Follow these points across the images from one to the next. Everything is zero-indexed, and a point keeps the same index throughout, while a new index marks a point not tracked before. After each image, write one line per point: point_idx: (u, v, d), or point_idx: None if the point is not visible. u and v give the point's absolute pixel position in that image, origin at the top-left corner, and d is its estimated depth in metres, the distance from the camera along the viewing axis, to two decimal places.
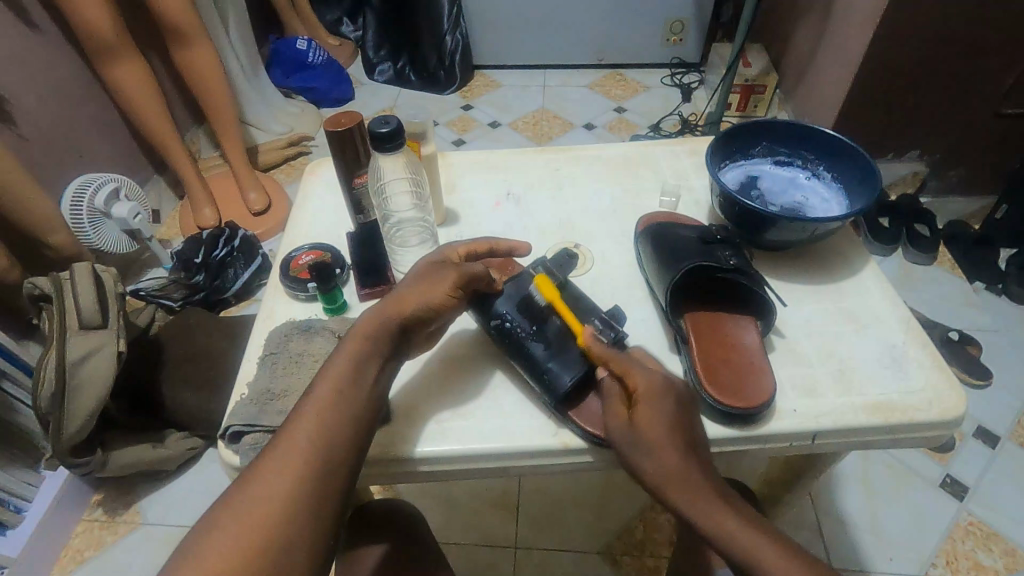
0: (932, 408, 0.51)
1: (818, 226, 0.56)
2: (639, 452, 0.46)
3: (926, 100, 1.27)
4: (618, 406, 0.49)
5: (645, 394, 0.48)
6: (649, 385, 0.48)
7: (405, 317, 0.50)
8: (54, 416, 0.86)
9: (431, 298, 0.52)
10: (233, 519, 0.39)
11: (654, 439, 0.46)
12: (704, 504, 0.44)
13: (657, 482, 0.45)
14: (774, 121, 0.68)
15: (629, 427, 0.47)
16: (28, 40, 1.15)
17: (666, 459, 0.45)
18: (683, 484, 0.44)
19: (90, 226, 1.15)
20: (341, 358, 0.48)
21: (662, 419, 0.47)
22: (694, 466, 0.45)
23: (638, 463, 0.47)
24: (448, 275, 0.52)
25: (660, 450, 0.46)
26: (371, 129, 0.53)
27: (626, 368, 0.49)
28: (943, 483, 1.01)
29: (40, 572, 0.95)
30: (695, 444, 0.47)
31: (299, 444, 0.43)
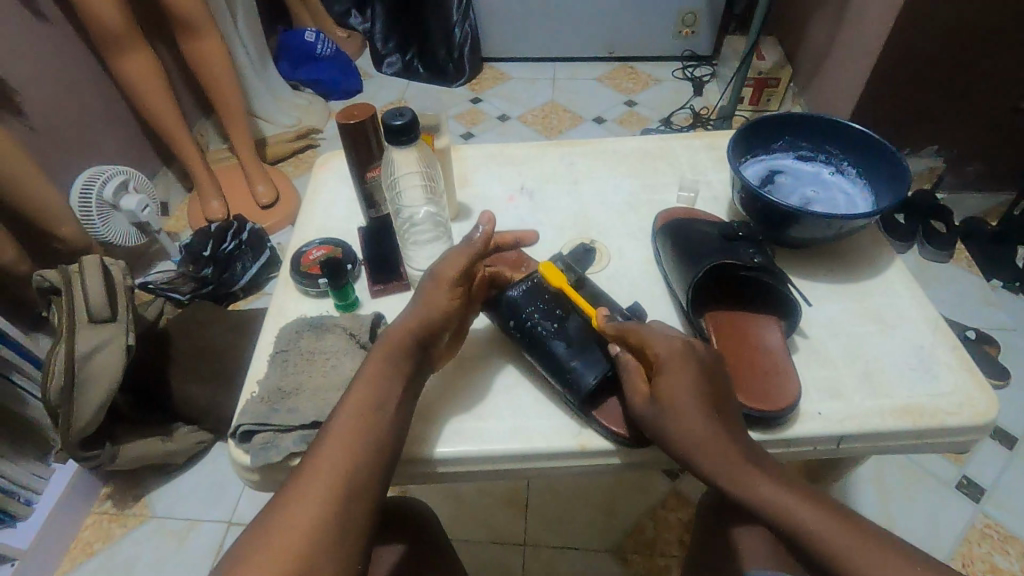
0: (962, 412, 0.50)
1: (843, 223, 0.55)
2: (665, 419, 0.45)
3: (945, 95, 1.24)
4: (639, 378, 0.49)
5: (665, 363, 0.46)
6: (669, 348, 0.47)
7: (419, 322, 0.50)
8: (64, 410, 0.86)
9: (439, 300, 0.51)
10: (259, 551, 0.39)
11: (677, 404, 0.45)
12: (736, 470, 0.43)
13: (691, 447, 0.45)
14: (797, 114, 0.67)
15: (651, 400, 0.47)
16: (37, 32, 1.14)
17: (699, 427, 0.44)
18: (717, 446, 0.44)
19: (99, 218, 1.14)
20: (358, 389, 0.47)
21: (682, 383, 0.46)
22: (723, 430, 0.45)
23: (663, 435, 0.46)
24: (450, 268, 0.51)
25: (689, 418, 0.45)
26: (384, 121, 0.52)
27: (643, 337, 0.48)
28: (959, 484, 0.99)
29: (50, 563, 0.96)
30: (719, 396, 0.46)
31: (323, 471, 0.42)
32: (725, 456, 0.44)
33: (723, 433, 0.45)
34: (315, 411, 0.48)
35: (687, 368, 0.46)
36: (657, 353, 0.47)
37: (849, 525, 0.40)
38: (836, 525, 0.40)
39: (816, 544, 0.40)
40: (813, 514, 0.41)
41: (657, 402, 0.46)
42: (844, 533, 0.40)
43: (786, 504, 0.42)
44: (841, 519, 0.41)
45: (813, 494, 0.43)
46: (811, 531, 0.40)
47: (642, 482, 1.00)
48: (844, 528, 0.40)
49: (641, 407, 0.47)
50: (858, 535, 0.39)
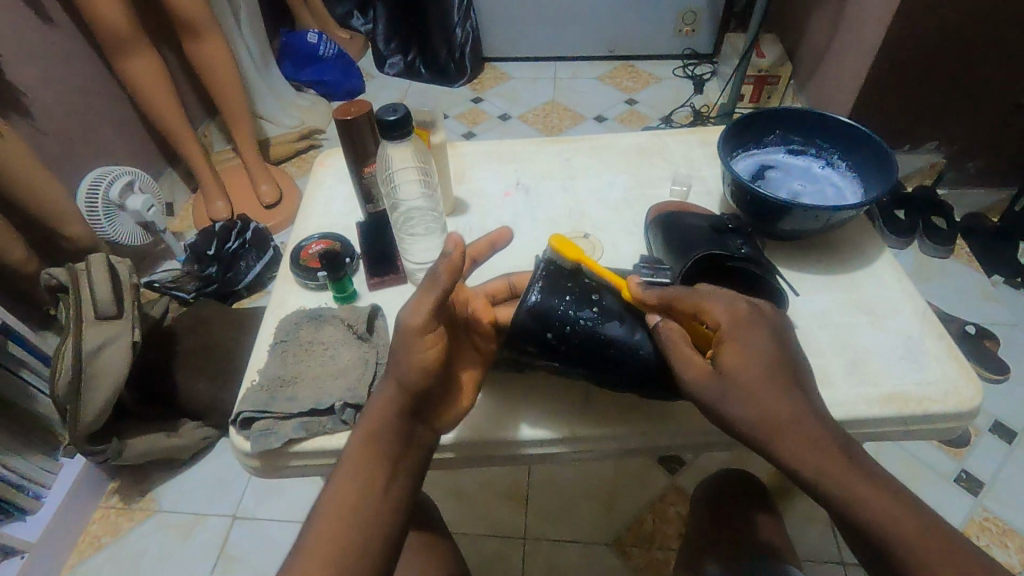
0: (948, 399, 0.51)
1: (831, 215, 0.56)
2: (728, 394, 0.42)
3: (944, 90, 1.25)
4: (689, 351, 0.45)
5: (728, 333, 0.43)
6: (729, 314, 0.44)
7: (398, 378, 0.44)
8: (71, 405, 0.88)
9: (415, 353, 0.43)
10: (299, 557, 0.38)
11: (745, 375, 0.42)
12: (821, 454, 0.39)
13: (758, 426, 0.41)
14: (789, 109, 0.67)
15: (714, 372, 0.43)
16: (44, 35, 1.16)
17: (770, 402, 0.41)
18: (791, 426, 0.40)
19: (105, 217, 1.16)
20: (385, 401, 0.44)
21: (751, 353, 0.42)
22: (802, 409, 0.41)
23: (723, 410, 0.42)
24: (415, 318, 0.43)
25: (760, 392, 0.41)
26: (379, 117, 0.53)
27: (700, 304, 0.45)
28: (958, 478, 0.99)
29: (59, 556, 0.97)
30: (790, 370, 0.42)
31: (355, 478, 0.41)
32: (801, 438, 0.40)
33: (800, 412, 0.41)
34: (312, 399, 0.49)
35: (756, 330, 0.44)
36: (718, 321, 0.44)
37: (918, 521, 0.38)
38: (904, 518, 0.38)
39: (892, 539, 0.37)
40: (887, 512, 0.38)
41: (721, 373, 0.43)
42: (924, 534, 0.37)
43: (868, 494, 0.38)
44: (914, 516, 0.38)
45: (893, 486, 0.39)
46: (885, 527, 0.38)
47: (641, 476, 1.01)
48: (914, 525, 0.38)
49: (701, 375, 0.43)
50: (924, 533, 0.37)
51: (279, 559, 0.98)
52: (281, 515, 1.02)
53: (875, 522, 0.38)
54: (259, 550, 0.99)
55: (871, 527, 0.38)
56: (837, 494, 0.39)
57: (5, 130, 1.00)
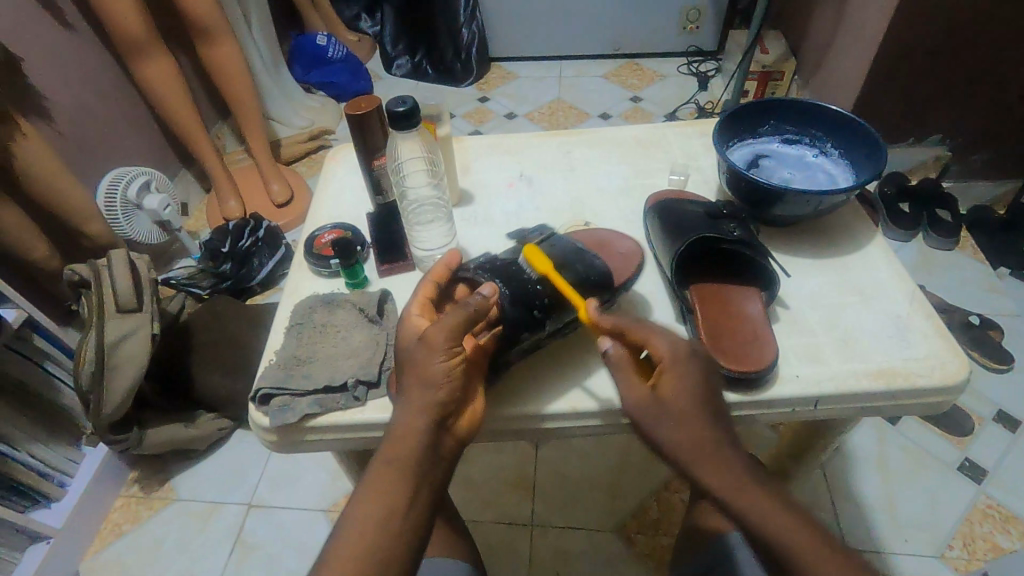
0: (934, 373, 0.52)
1: (822, 200, 0.58)
2: (658, 423, 0.46)
3: (946, 83, 1.25)
4: (633, 377, 0.49)
5: (669, 364, 0.47)
6: (671, 351, 0.48)
7: (419, 396, 0.45)
8: (94, 394, 0.91)
9: (435, 364, 0.45)
10: (340, 550, 0.42)
11: (676, 407, 0.46)
12: (733, 485, 0.44)
13: (681, 450, 0.46)
14: (783, 99, 0.70)
15: (650, 397, 0.47)
16: (64, 40, 1.20)
17: (694, 431, 0.45)
18: (710, 457, 0.45)
19: (124, 218, 1.20)
20: (414, 419, 0.45)
21: (686, 389, 0.47)
22: (722, 436, 0.46)
23: (656, 436, 0.47)
24: (439, 330, 0.45)
25: (688, 418, 0.46)
26: (387, 109, 0.55)
27: (646, 336, 0.49)
28: (962, 466, 1.00)
29: (83, 542, 1.01)
30: (716, 397, 0.47)
31: (386, 477, 0.44)
32: (717, 462, 0.45)
33: (720, 443, 0.46)
34: (328, 377, 0.52)
35: (690, 368, 0.47)
36: (660, 356, 0.48)
37: (820, 540, 0.42)
38: (807, 536, 0.42)
39: (795, 559, 0.41)
40: (797, 534, 0.42)
41: (657, 398, 0.47)
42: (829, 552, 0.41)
43: (776, 521, 0.42)
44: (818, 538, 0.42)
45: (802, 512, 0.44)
46: (792, 546, 0.41)
47: (646, 465, 1.03)
48: (815, 541, 0.42)
49: (638, 403, 0.47)
50: (824, 547, 0.41)
51: (294, 545, 1.01)
52: (296, 503, 1.06)
53: (779, 542, 0.42)
54: (274, 537, 1.02)
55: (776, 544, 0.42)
56: (744, 515, 0.43)
57: (29, 132, 1.04)
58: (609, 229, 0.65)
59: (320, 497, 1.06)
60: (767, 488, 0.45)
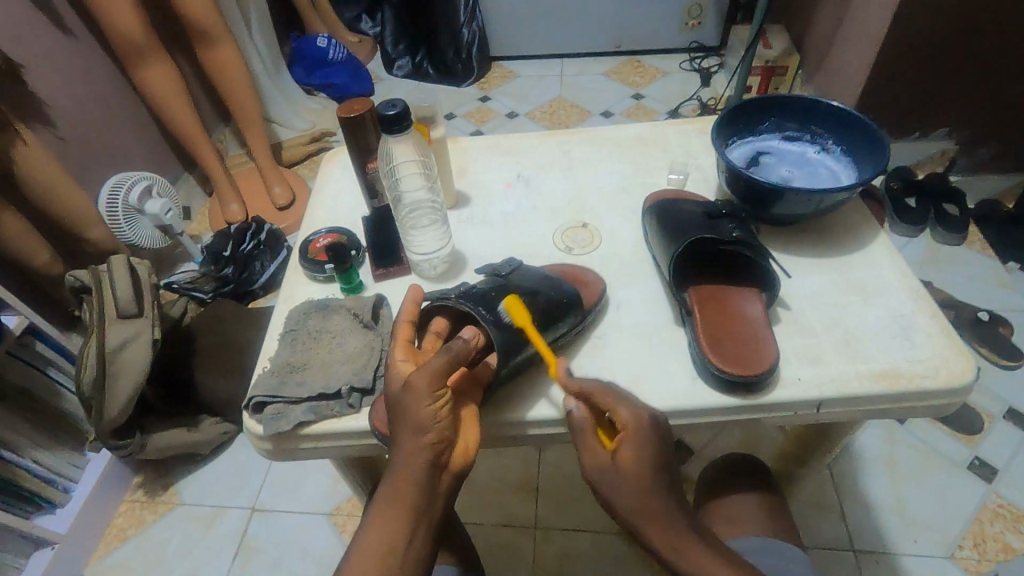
0: (939, 374, 0.51)
1: (823, 198, 0.57)
2: (610, 488, 0.46)
3: (953, 75, 1.23)
4: (592, 438, 0.48)
5: (631, 432, 0.46)
6: (634, 421, 0.47)
7: (411, 440, 0.44)
8: (96, 401, 0.91)
9: (424, 408, 0.44)
10: None
11: (628, 476, 0.45)
12: (677, 545, 0.45)
13: (633, 515, 0.46)
14: (782, 96, 0.69)
15: (611, 464, 0.46)
16: (65, 46, 1.21)
17: (643, 502, 0.45)
18: (657, 523, 0.45)
19: (126, 223, 1.20)
20: (412, 461, 0.44)
21: (644, 458, 0.46)
22: (671, 504, 0.46)
23: (610, 497, 0.47)
24: (423, 375, 0.44)
25: (641, 487, 0.45)
26: (378, 112, 0.55)
27: (613, 404, 0.48)
28: (971, 465, 0.99)
29: (88, 547, 1.01)
30: (668, 464, 0.47)
31: (390, 514, 0.44)
32: (666, 527, 0.45)
33: (668, 511, 0.46)
34: (322, 384, 0.51)
35: (649, 439, 0.47)
36: (622, 425, 0.47)
37: None
38: None
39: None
40: None
41: (615, 465, 0.46)
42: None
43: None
44: None
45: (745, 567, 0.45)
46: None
47: None
48: None
49: (596, 464, 0.47)
50: None
51: (297, 549, 1.01)
52: (299, 507, 1.05)
53: None
54: (278, 541, 1.02)
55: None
56: (689, 574, 0.45)
57: (29, 139, 1.04)
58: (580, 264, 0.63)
59: (324, 500, 1.06)
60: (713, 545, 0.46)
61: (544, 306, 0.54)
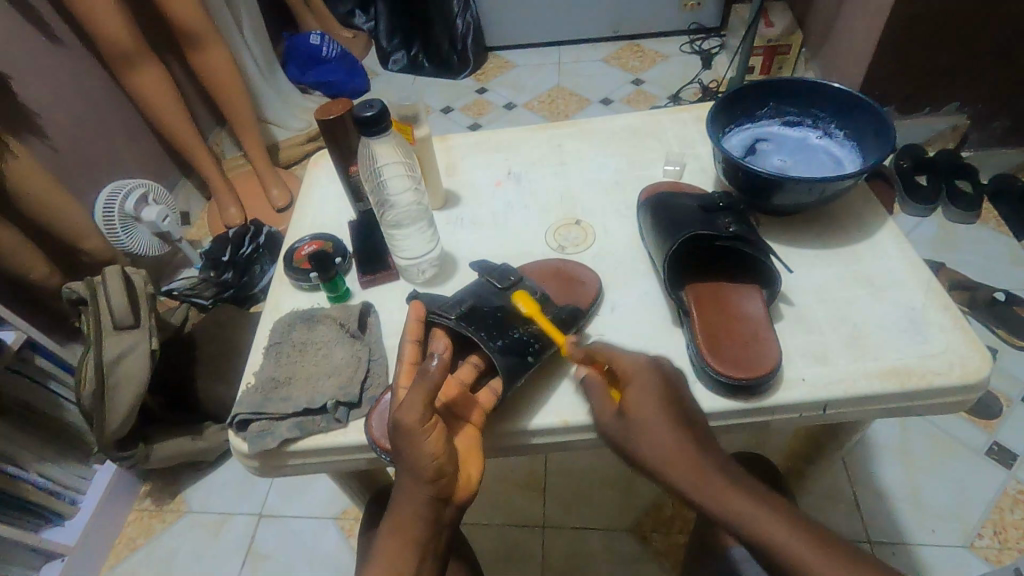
0: (954, 371, 0.49)
1: (825, 186, 0.54)
2: (632, 434, 0.46)
3: (964, 48, 1.19)
4: (605, 397, 0.49)
5: (632, 377, 0.47)
6: (635, 363, 0.48)
7: (410, 474, 0.43)
8: (96, 413, 0.91)
9: (416, 443, 0.42)
10: None
11: (640, 417, 0.45)
12: (712, 485, 0.42)
13: (658, 464, 0.44)
14: (780, 79, 0.66)
15: (619, 415, 0.47)
16: (54, 56, 1.19)
17: (663, 439, 0.44)
18: (683, 462, 0.43)
19: (123, 230, 1.16)
20: (411, 494, 0.43)
21: (650, 396, 0.46)
22: (694, 445, 0.44)
23: (631, 445, 0.46)
24: (411, 409, 0.42)
25: (655, 428, 0.45)
26: (354, 114, 0.52)
27: (612, 355, 0.49)
28: (990, 451, 0.96)
29: (98, 557, 1.02)
30: (684, 408, 0.46)
31: (395, 544, 0.43)
32: (693, 467, 0.43)
33: (692, 447, 0.44)
34: (308, 399, 0.51)
35: (649, 379, 0.47)
36: (623, 369, 0.48)
37: (821, 544, 0.39)
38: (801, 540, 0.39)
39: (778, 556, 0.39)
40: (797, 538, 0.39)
41: (624, 415, 0.46)
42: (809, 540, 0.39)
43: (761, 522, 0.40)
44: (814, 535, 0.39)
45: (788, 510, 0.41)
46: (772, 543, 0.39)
47: None
48: (813, 546, 0.39)
49: (610, 421, 0.47)
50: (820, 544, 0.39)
51: (306, 553, 1.00)
52: (306, 511, 1.05)
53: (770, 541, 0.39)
54: (286, 547, 1.01)
55: (757, 540, 0.40)
56: (728, 519, 0.41)
57: (20, 151, 1.03)
58: (577, 261, 0.61)
59: (330, 504, 1.05)
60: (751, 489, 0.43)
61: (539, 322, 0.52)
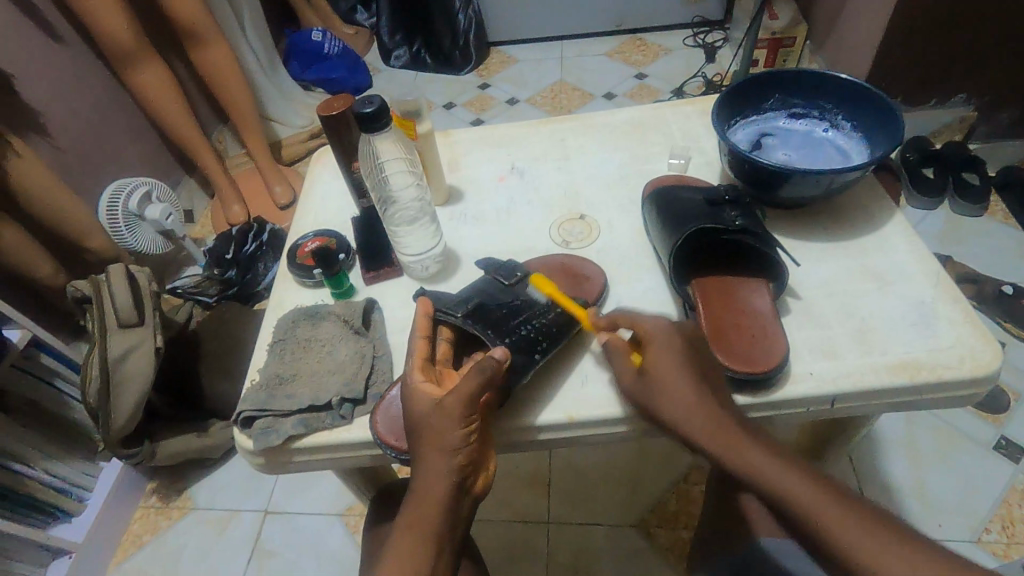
0: (963, 364, 0.49)
1: (833, 178, 0.53)
2: (653, 393, 0.45)
3: (973, 39, 1.17)
4: (625, 360, 0.48)
5: (653, 339, 0.46)
6: (657, 325, 0.47)
7: (440, 462, 0.43)
8: (101, 411, 0.91)
9: (451, 431, 0.43)
10: None
11: (661, 376, 0.45)
12: (728, 442, 0.42)
13: (680, 420, 0.44)
14: (786, 71, 0.65)
15: (640, 376, 0.46)
16: (56, 54, 1.19)
17: (682, 397, 0.44)
18: (701, 419, 0.43)
19: (127, 228, 1.17)
20: (436, 482, 0.43)
21: (673, 355, 0.45)
22: (714, 403, 0.44)
23: (652, 404, 0.45)
24: (456, 399, 0.43)
25: (672, 386, 0.44)
26: (355, 109, 0.52)
27: (633, 319, 0.49)
28: (997, 445, 0.95)
29: (105, 554, 1.02)
30: (709, 368, 0.46)
31: (417, 533, 0.43)
32: (715, 427, 0.42)
33: (712, 405, 0.43)
34: (311, 396, 0.50)
35: (672, 339, 0.46)
36: (644, 331, 0.47)
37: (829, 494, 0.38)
38: (810, 489, 0.38)
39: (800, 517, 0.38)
40: (807, 488, 0.38)
41: (643, 375, 0.46)
42: (830, 497, 0.37)
43: (775, 478, 0.39)
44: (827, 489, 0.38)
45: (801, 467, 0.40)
46: (795, 502, 0.38)
47: (664, 458, 1.00)
48: (823, 497, 0.38)
49: (630, 383, 0.47)
50: (836, 503, 0.37)
51: (312, 550, 1.00)
52: (311, 508, 1.05)
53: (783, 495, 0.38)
54: (291, 544, 1.01)
55: (775, 498, 0.39)
56: (745, 476, 0.40)
57: (23, 150, 1.03)
58: (580, 257, 0.61)
59: (335, 501, 1.05)
60: (770, 447, 0.41)
61: (546, 321, 0.52)
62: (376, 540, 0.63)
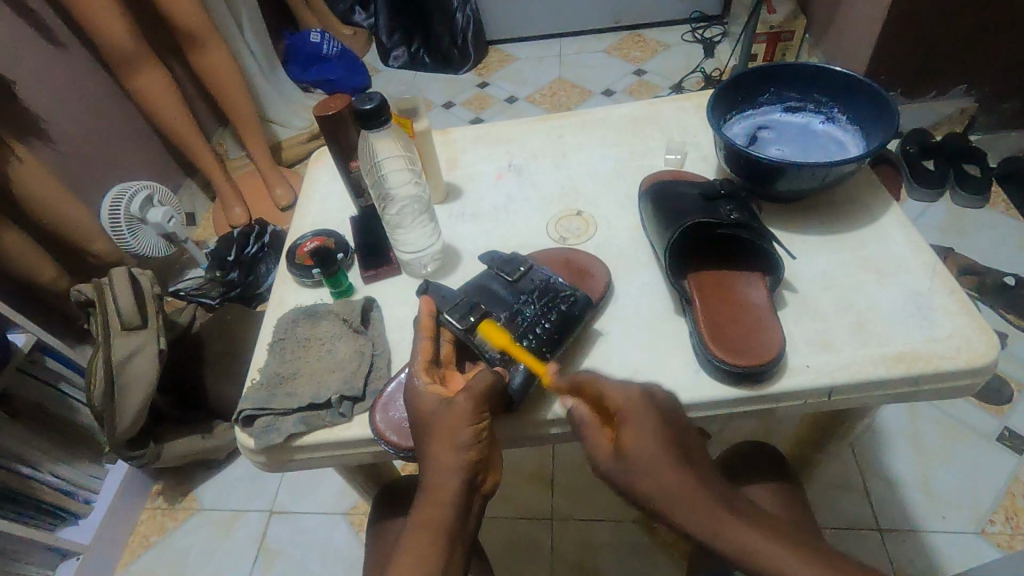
0: (961, 354, 0.49)
1: (829, 171, 0.53)
2: (630, 470, 0.43)
3: (973, 30, 1.17)
4: (599, 432, 0.46)
5: (626, 413, 0.44)
6: (629, 397, 0.45)
7: (450, 457, 0.44)
8: (106, 414, 0.91)
9: (464, 426, 0.44)
10: None
11: (636, 452, 0.43)
12: (710, 516, 0.41)
13: (655, 500, 0.42)
14: (781, 65, 0.65)
15: (614, 453, 0.44)
16: (55, 59, 1.20)
17: (656, 475, 0.42)
18: (678, 496, 0.42)
19: (129, 232, 1.15)
20: (446, 476, 0.44)
21: (647, 428, 0.44)
22: (688, 477, 0.42)
23: (624, 483, 0.44)
24: (469, 398, 0.45)
25: (650, 465, 0.43)
26: (355, 107, 0.52)
27: (601, 387, 0.46)
28: (1001, 437, 0.95)
29: (113, 555, 1.03)
30: (681, 447, 0.44)
31: (428, 533, 0.42)
32: (695, 505, 0.41)
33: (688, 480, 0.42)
34: (312, 394, 0.51)
35: (645, 414, 0.44)
36: (615, 405, 0.45)
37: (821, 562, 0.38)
38: (806, 565, 0.38)
39: None
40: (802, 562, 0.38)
41: (618, 453, 0.44)
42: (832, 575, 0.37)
43: (763, 550, 0.39)
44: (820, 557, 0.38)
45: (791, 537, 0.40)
46: None
47: None
48: (816, 567, 0.37)
49: (603, 460, 0.45)
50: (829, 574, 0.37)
51: (317, 550, 1.01)
52: (316, 507, 1.05)
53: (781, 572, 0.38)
54: (296, 543, 1.02)
55: None
56: (729, 551, 0.40)
57: (25, 155, 1.04)
58: (577, 250, 0.61)
59: (340, 500, 1.05)
60: (765, 527, 0.40)
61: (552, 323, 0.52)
62: (378, 538, 0.63)
